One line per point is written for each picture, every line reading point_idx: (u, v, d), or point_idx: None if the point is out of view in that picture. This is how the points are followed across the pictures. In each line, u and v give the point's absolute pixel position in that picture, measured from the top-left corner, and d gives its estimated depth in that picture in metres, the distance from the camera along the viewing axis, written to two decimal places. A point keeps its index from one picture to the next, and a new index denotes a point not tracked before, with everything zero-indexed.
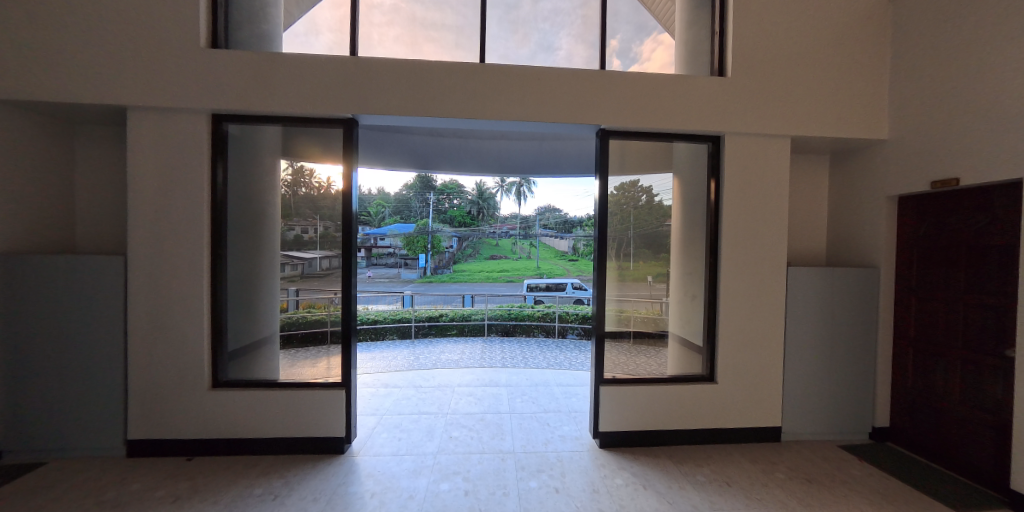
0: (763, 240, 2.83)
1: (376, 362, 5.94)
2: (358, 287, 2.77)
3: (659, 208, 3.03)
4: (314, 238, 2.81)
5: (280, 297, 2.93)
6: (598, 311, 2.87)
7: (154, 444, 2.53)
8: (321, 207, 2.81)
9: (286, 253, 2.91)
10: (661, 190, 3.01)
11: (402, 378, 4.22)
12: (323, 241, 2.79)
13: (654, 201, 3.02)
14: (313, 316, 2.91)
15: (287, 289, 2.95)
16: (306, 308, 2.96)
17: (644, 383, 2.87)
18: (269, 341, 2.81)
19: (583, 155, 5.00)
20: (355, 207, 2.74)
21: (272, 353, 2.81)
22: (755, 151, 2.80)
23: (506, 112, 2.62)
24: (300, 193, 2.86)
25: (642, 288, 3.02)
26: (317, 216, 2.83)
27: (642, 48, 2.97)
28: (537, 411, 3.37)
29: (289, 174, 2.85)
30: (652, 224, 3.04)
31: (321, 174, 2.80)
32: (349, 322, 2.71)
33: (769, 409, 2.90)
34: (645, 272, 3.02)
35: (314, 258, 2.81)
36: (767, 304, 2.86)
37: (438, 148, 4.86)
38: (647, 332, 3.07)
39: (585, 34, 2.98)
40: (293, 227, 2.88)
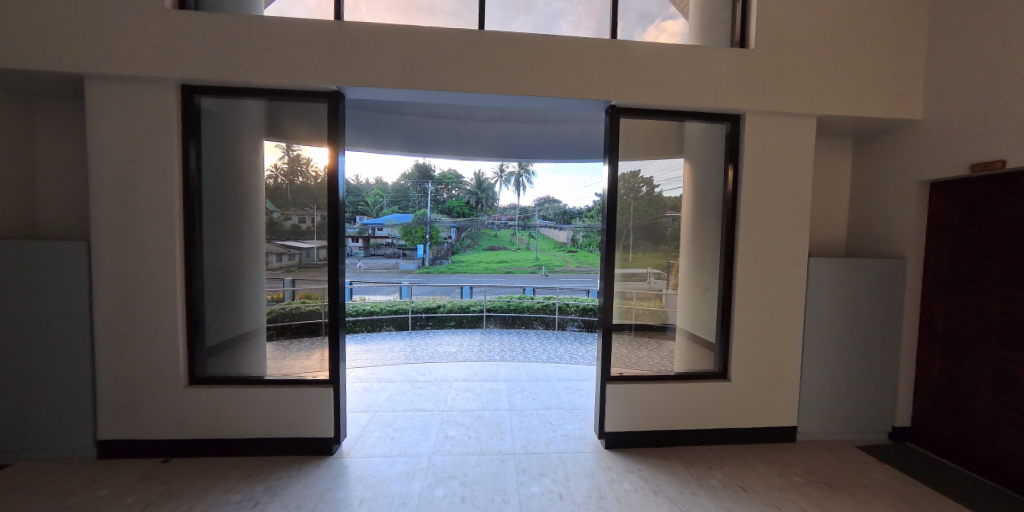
0: (783, 228, 2.63)
1: (371, 355, 5.77)
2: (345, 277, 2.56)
3: (659, 199, 2.95)
4: (312, 227, 2.63)
5: (275, 288, 2.88)
6: (605, 303, 2.67)
7: (127, 445, 2.35)
8: (318, 197, 2.59)
9: (285, 243, 2.77)
10: (662, 180, 2.92)
11: (398, 372, 4.05)
12: (319, 231, 2.57)
13: (654, 192, 2.93)
14: (307, 307, 2.69)
15: (284, 279, 2.83)
16: (301, 298, 2.75)
17: (652, 380, 2.69)
18: (256, 334, 2.75)
19: (587, 139, 4.77)
20: (342, 192, 2.52)
21: (260, 345, 2.77)
22: (777, 132, 2.58)
23: (507, 86, 2.39)
24: (297, 183, 2.73)
25: (641, 280, 2.94)
26: (314, 205, 2.62)
27: (646, 36, 2.66)
28: (538, 408, 3.20)
29: (285, 161, 2.76)
30: (651, 216, 2.96)
31: (319, 163, 2.57)
32: (336, 316, 2.52)
33: (783, 408, 2.73)
34: (645, 263, 2.94)
35: (312, 247, 2.59)
36: (784, 296, 2.67)
37: (434, 132, 4.62)
38: (648, 324, 3.04)
39: (586, 20, 2.71)
40: (290, 216, 2.76)
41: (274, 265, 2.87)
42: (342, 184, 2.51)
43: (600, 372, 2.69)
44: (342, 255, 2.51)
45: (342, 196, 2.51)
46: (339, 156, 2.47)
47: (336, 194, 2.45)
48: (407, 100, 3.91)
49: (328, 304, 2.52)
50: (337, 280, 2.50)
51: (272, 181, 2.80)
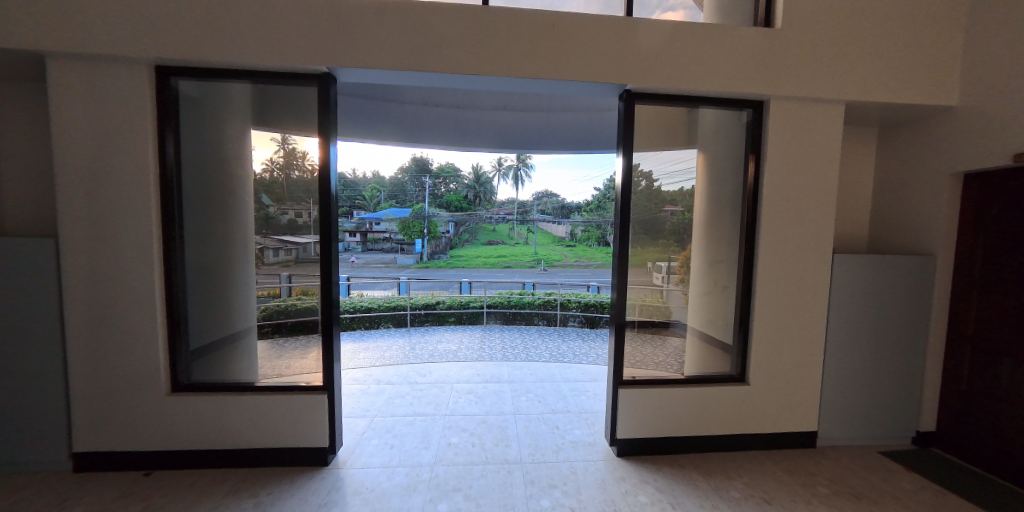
0: (807, 223, 2.46)
1: (369, 353, 5.62)
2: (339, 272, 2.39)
3: (658, 193, 2.71)
4: (308, 222, 2.38)
5: (272, 282, 2.69)
6: (618, 300, 2.52)
7: (105, 457, 2.18)
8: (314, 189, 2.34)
9: (281, 237, 2.56)
10: (661, 175, 2.71)
11: (396, 373, 3.89)
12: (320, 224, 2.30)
13: (654, 185, 2.69)
14: (304, 303, 2.48)
15: (282, 274, 2.57)
16: (298, 294, 2.62)
17: (667, 384, 2.54)
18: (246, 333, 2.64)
19: (593, 129, 4.56)
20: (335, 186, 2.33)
21: (250, 345, 2.64)
22: (803, 119, 2.41)
23: (513, 67, 2.19)
24: (293, 176, 2.48)
25: (642, 275, 2.65)
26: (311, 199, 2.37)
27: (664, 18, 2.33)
28: (544, 411, 3.05)
29: (281, 154, 2.55)
30: (651, 210, 2.69)
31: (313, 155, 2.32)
32: (329, 318, 2.34)
33: (804, 413, 2.59)
34: (644, 258, 2.65)
35: (308, 243, 2.35)
36: (807, 295, 2.52)
37: (432, 121, 4.41)
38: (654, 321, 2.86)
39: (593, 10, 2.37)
40: (286, 211, 2.53)
41: (272, 261, 2.65)
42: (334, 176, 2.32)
43: (612, 375, 2.54)
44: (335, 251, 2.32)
45: (335, 188, 2.32)
46: (330, 145, 2.28)
47: (328, 185, 2.26)
48: (405, 84, 3.68)
49: (320, 305, 2.34)
50: (329, 279, 2.32)
51: (268, 175, 2.58)
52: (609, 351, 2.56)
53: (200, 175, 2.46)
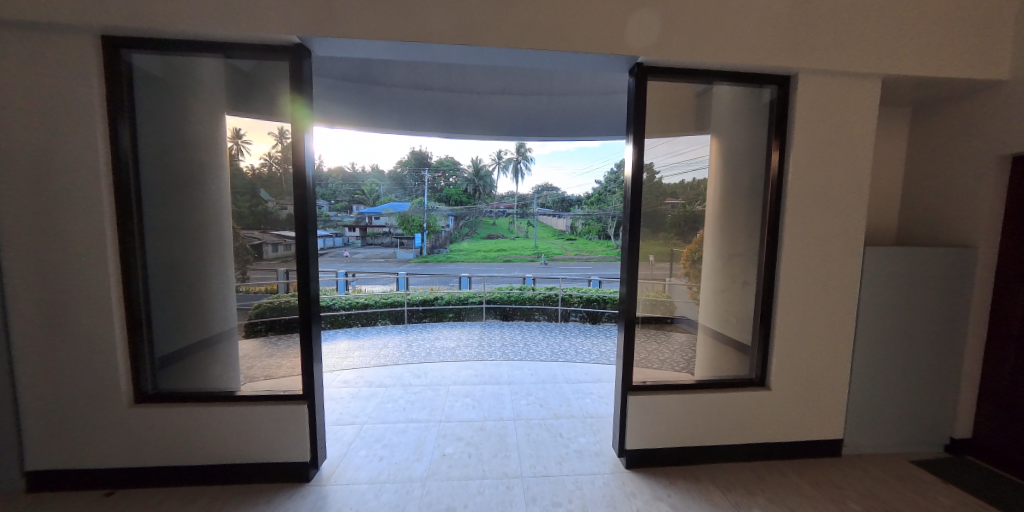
0: (836, 211, 2.23)
1: (364, 352, 5.42)
2: (318, 271, 2.15)
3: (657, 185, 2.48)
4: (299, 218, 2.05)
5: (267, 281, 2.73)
6: (629, 296, 2.24)
7: (63, 475, 1.98)
8: (299, 178, 2.04)
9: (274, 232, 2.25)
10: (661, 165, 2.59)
11: (390, 375, 3.69)
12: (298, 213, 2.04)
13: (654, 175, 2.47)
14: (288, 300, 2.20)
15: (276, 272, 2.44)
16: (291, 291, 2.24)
17: (680, 389, 2.33)
18: (227, 335, 2.61)
19: (599, 113, 4.27)
20: (311, 176, 2.10)
21: (232, 348, 2.62)
22: (833, 96, 2.16)
23: (510, 37, 1.94)
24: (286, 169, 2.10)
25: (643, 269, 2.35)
26: (299, 192, 2.04)
27: None
28: (546, 417, 2.85)
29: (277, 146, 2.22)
30: (653, 202, 2.43)
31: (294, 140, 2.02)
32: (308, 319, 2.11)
33: (830, 420, 2.37)
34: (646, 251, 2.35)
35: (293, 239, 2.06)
36: (835, 292, 2.29)
37: (426, 106, 4.14)
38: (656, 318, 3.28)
39: None
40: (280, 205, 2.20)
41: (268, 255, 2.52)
42: (310, 161, 2.08)
43: (620, 380, 2.33)
44: (313, 246, 2.10)
45: (312, 175, 2.08)
46: (306, 128, 2.05)
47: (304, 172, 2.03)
48: (394, 60, 3.44)
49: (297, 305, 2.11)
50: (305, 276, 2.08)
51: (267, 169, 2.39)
52: (618, 353, 2.35)
53: (164, 163, 2.22)
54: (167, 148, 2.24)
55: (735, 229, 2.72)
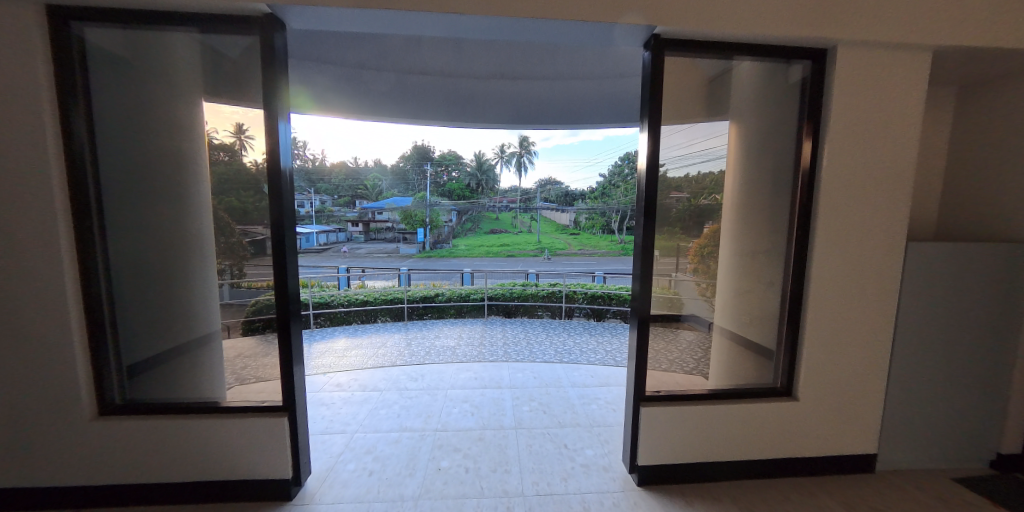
0: (875, 202, 1.99)
1: (361, 352, 5.25)
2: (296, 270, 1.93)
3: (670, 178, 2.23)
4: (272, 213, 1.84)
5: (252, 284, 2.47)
6: (642, 293, 2.01)
7: (22, 494, 1.81)
8: (272, 167, 1.82)
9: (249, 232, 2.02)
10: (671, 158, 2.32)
11: (385, 377, 3.51)
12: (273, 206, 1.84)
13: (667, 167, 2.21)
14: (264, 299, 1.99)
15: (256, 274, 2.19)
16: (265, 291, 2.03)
17: (699, 400, 2.11)
18: (213, 338, 2.49)
19: (606, 94, 3.99)
20: (287, 166, 1.87)
21: (218, 351, 2.50)
22: (875, 72, 1.91)
23: (509, 5, 1.71)
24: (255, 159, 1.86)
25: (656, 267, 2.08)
26: (272, 182, 1.82)
27: None
28: (549, 426, 2.66)
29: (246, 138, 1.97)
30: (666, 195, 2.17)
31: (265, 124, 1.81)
32: (286, 324, 1.91)
33: (862, 433, 2.15)
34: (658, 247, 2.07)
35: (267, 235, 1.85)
36: (872, 292, 2.05)
37: (421, 91, 3.91)
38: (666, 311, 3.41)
39: None
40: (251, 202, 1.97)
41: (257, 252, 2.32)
42: (286, 146, 1.86)
43: (631, 388, 2.12)
44: (291, 241, 1.89)
45: (289, 163, 1.87)
46: (282, 111, 1.83)
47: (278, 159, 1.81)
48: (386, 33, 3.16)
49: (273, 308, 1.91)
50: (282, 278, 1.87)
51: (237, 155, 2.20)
52: (629, 358, 2.14)
53: (130, 153, 2.04)
54: (132, 137, 2.05)
55: (758, 223, 2.48)
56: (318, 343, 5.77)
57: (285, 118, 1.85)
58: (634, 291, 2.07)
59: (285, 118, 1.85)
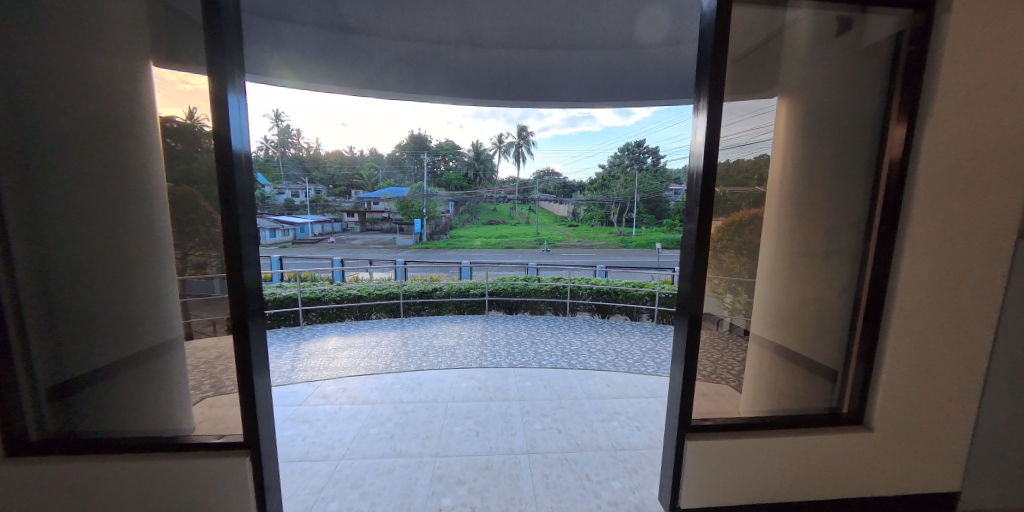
0: (979, 191, 1.61)
1: (353, 353, 4.86)
2: (256, 270, 1.49)
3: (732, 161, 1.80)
4: (222, 195, 1.38)
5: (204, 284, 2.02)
6: (692, 300, 1.62)
7: None
8: (218, 136, 1.36)
9: (199, 221, 1.60)
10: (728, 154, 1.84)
11: (377, 387, 3.14)
12: (223, 185, 1.38)
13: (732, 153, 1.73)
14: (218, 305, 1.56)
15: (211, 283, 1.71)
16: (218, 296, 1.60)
17: (756, 431, 1.75)
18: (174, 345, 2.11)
19: (627, 64, 3.56)
20: (242, 138, 1.43)
21: (179, 360, 2.11)
22: (983, 28, 1.53)
23: None
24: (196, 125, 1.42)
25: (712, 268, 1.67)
26: (219, 154, 1.36)
27: None
28: (567, 449, 2.34)
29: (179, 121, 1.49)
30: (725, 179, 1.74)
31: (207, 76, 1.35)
32: (243, 347, 1.49)
33: (944, 469, 1.80)
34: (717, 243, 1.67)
35: (214, 225, 1.41)
36: (968, 301, 1.68)
37: (416, 63, 3.51)
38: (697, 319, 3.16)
39: None
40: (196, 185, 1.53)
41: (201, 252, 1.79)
42: (238, 127, 1.41)
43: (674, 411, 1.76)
44: (249, 248, 1.46)
45: (244, 144, 1.42)
46: (237, 76, 1.41)
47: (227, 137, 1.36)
48: None
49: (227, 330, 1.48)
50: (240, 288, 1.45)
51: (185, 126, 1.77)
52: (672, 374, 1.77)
53: (33, 132, 1.69)
54: (38, 112, 1.72)
55: (816, 217, 2.10)
56: (307, 342, 5.37)
57: (238, 83, 1.42)
58: (680, 297, 1.68)
59: (238, 89, 1.40)
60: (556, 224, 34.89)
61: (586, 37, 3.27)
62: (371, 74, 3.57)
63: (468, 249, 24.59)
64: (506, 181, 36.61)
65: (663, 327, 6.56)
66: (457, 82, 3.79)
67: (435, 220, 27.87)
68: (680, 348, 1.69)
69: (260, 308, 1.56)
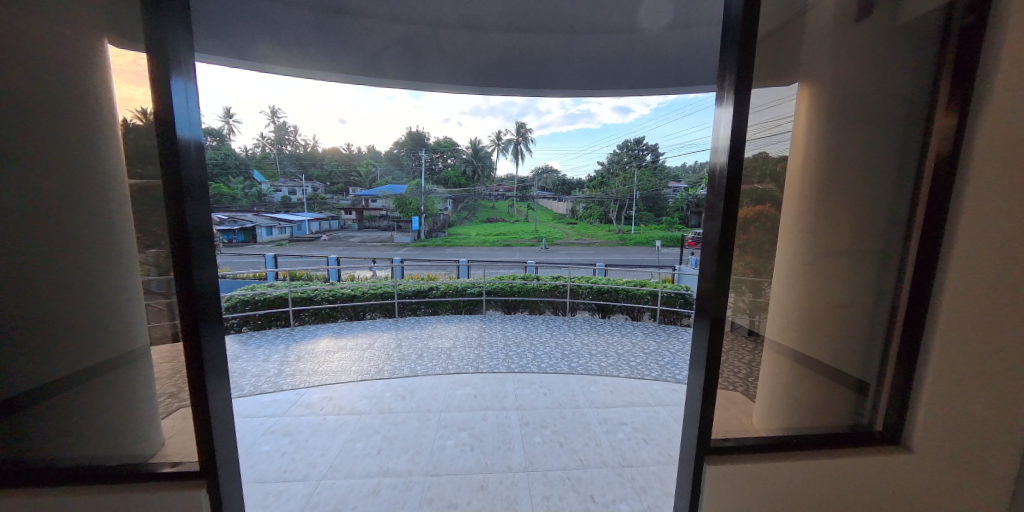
0: None
1: (345, 356, 4.66)
2: (208, 275, 1.29)
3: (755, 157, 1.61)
4: (169, 195, 1.18)
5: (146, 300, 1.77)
6: (713, 309, 1.43)
7: None
8: (162, 125, 1.16)
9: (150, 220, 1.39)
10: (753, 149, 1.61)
11: (366, 395, 2.95)
12: (171, 184, 1.17)
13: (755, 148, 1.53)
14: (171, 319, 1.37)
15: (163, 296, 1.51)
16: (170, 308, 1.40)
17: (782, 455, 1.56)
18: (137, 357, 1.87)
19: (633, 51, 3.35)
20: (193, 129, 1.22)
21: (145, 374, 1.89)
22: None
23: None
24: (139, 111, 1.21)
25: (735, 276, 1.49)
26: (163, 147, 1.16)
27: None
28: (569, 466, 2.17)
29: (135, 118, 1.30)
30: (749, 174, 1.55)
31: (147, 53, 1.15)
32: (197, 366, 1.28)
33: None
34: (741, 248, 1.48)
35: (162, 229, 1.20)
36: None
37: (408, 47, 3.29)
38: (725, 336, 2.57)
39: None
40: (144, 177, 1.32)
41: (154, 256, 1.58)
42: (186, 115, 1.20)
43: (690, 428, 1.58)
44: (206, 256, 1.26)
45: (195, 135, 1.22)
46: (183, 53, 1.20)
47: (172, 129, 1.16)
48: None
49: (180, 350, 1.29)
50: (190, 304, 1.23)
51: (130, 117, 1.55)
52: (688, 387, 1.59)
53: None
54: None
55: (843, 217, 1.90)
56: (298, 344, 5.17)
57: (186, 64, 1.21)
58: (699, 303, 1.49)
59: (185, 71, 1.20)
60: (554, 221, 34.70)
61: (587, 20, 3.01)
62: (361, 60, 3.35)
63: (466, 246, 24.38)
64: (505, 178, 36.36)
65: (666, 327, 6.38)
66: (451, 70, 3.57)
67: (433, 217, 27.61)
68: (698, 360, 1.50)
69: (220, 319, 1.36)
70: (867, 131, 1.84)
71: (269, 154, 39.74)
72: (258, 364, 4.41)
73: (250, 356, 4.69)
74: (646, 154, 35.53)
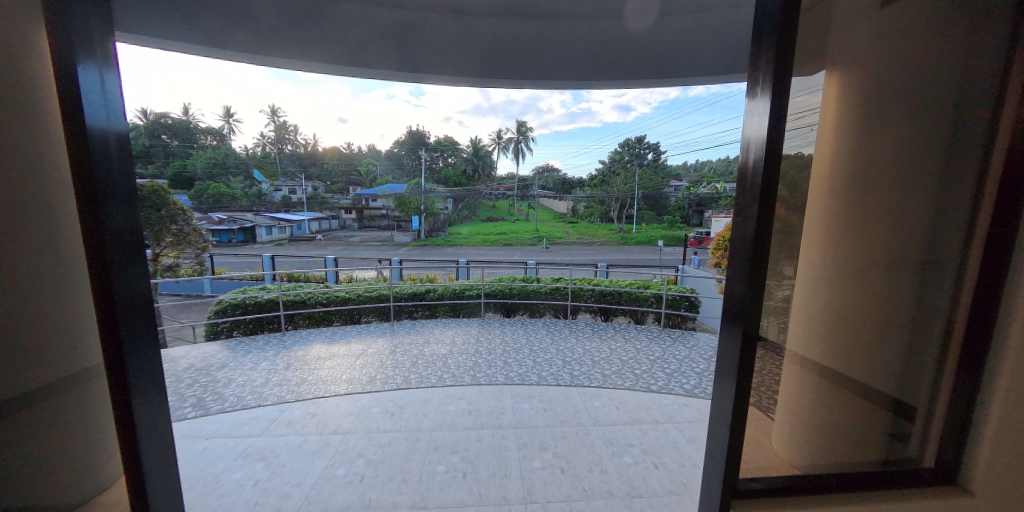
0: None
1: (337, 364, 4.45)
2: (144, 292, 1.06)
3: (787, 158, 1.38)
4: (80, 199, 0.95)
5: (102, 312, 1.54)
6: (743, 332, 1.20)
7: None
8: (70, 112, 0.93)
9: None
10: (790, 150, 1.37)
11: (352, 411, 2.73)
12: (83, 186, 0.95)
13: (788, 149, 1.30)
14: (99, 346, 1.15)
15: None
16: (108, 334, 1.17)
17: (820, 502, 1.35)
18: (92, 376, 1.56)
19: (639, 41, 3.12)
20: (117, 119, 1.00)
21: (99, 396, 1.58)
22: None
23: None
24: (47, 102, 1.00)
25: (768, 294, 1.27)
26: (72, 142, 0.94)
27: None
28: (572, 497, 1.96)
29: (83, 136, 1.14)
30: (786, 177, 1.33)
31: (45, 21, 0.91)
32: (124, 404, 1.07)
33: None
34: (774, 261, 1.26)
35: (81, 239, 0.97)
36: None
37: (397, 37, 3.05)
38: None
39: None
40: None
41: None
42: (103, 104, 0.97)
43: (712, 466, 1.36)
44: (135, 275, 1.05)
45: (116, 126, 0.99)
46: (95, 28, 0.98)
47: (79, 112, 0.93)
48: None
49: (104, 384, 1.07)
50: (114, 334, 1.02)
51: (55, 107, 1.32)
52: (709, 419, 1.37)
53: None
54: None
55: (878, 226, 1.68)
56: (288, 350, 4.96)
57: (103, 41, 0.99)
58: (724, 322, 1.27)
59: (104, 53, 0.98)
60: (555, 221, 34.47)
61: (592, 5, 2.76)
62: (347, 50, 3.12)
63: (466, 246, 24.19)
64: (505, 177, 36.10)
65: (671, 332, 6.15)
66: (444, 61, 3.34)
67: (433, 217, 27.40)
68: (723, 389, 1.28)
69: (157, 347, 1.14)
70: (911, 126, 1.60)
71: (269, 153, 39.56)
72: (244, 372, 4.20)
73: (236, 363, 4.49)
74: (648, 153, 35.25)
